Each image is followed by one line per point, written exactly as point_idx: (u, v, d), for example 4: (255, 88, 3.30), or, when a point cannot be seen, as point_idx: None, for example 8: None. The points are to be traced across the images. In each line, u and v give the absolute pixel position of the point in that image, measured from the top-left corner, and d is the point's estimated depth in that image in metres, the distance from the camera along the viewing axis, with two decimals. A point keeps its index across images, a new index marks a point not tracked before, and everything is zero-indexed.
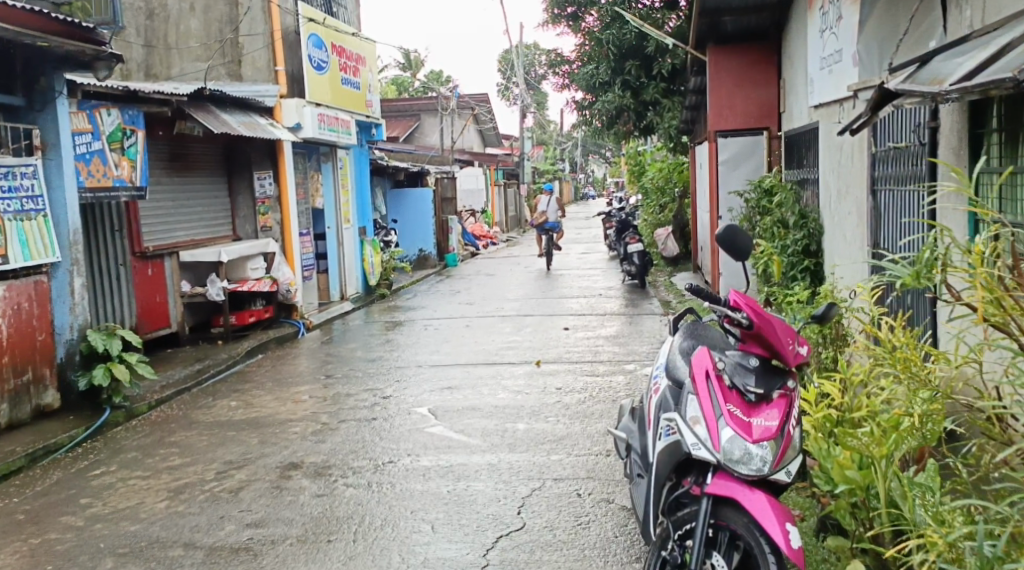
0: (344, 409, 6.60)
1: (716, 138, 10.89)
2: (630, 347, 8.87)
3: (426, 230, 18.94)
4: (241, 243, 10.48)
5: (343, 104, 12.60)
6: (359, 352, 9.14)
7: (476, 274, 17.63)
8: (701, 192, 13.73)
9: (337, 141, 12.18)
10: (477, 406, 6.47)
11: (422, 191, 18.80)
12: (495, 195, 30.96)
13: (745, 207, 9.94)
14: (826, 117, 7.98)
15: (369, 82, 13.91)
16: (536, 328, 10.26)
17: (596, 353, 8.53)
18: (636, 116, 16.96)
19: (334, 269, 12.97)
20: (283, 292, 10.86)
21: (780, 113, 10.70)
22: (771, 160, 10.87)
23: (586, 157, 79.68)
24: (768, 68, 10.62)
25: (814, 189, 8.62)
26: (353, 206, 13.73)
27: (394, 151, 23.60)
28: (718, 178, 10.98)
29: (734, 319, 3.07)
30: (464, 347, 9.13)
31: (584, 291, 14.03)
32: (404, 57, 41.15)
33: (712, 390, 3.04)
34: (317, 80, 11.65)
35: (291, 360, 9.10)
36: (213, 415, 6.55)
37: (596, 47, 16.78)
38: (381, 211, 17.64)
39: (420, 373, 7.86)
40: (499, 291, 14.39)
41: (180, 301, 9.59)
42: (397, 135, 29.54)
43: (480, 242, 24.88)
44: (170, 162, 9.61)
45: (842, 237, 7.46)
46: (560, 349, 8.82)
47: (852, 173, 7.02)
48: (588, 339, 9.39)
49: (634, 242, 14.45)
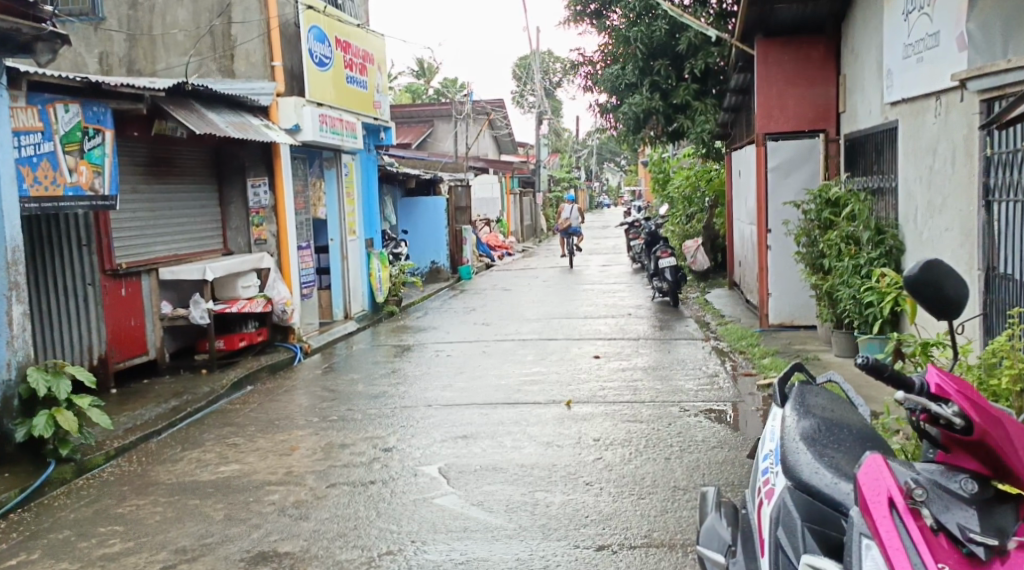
0: (337, 466, 5.42)
1: (765, 142, 9.86)
2: (675, 384, 7.67)
3: (439, 241, 17.83)
4: (231, 257, 9.30)
5: (347, 105, 11.40)
6: (360, 385, 7.96)
7: (492, 289, 16.47)
8: (741, 201, 12.60)
9: (341, 145, 11.01)
10: (498, 466, 5.30)
11: (435, 200, 17.64)
12: (511, 203, 29.86)
13: (801, 220, 8.90)
14: (909, 114, 7.05)
15: (377, 81, 12.75)
16: (561, 356, 9.08)
17: (635, 391, 7.34)
18: (664, 120, 15.83)
19: (338, 285, 11.86)
20: (278, 312, 9.70)
21: (839, 114, 9.64)
22: (827, 167, 9.78)
23: (602, 167, 78.59)
24: (824, 63, 9.67)
25: (891, 199, 7.69)
26: (359, 216, 12.55)
27: (405, 157, 22.49)
28: (768, 185, 9.90)
29: (938, 414, 2.01)
30: (480, 380, 7.95)
31: (611, 310, 12.87)
32: (418, 65, 40.23)
33: (908, 537, 1.91)
34: (319, 79, 10.47)
35: (284, 392, 7.92)
36: (177, 474, 5.38)
37: (623, 45, 15.70)
38: (391, 221, 16.50)
39: (430, 415, 6.68)
40: (517, 310, 13.22)
41: (158, 325, 8.43)
42: (410, 141, 28.41)
43: (495, 253, 23.75)
44: (148, 167, 8.47)
45: (935, 254, 6.51)
46: (594, 385, 7.62)
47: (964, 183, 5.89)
48: (622, 371, 8.21)
49: (665, 257, 13.28)
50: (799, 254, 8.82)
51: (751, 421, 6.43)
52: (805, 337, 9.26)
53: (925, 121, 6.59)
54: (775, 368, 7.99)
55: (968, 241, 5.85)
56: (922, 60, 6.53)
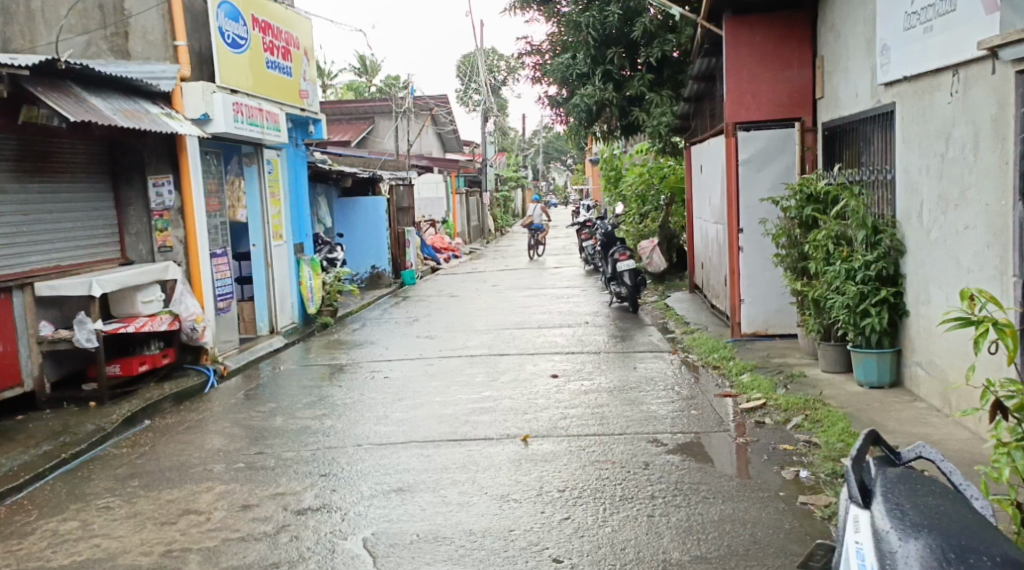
0: (234, 539, 4.24)
1: (735, 132, 8.92)
2: (647, 410, 6.63)
3: (380, 244, 16.62)
4: (129, 268, 8.02)
5: (268, 93, 10.13)
6: (278, 419, 6.74)
7: (437, 295, 15.33)
8: (705, 198, 11.70)
9: (262, 138, 9.76)
10: (441, 536, 4.17)
11: (374, 200, 16.39)
12: (457, 203, 28.68)
13: (780, 217, 7.95)
14: (914, 94, 6.14)
15: (306, 68, 11.50)
16: (514, 375, 7.98)
17: (602, 420, 6.28)
18: (618, 113, 14.82)
19: (262, 296, 10.59)
20: (186, 331, 8.42)
21: (816, 99, 8.74)
22: (803, 160, 8.86)
23: (549, 166, 77.83)
24: (800, 44, 8.72)
25: (888, 194, 6.74)
26: (286, 218, 11.25)
27: (343, 155, 21.16)
28: (738, 180, 8.95)
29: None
30: (422, 408, 6.81)
31: (566, 318, 11.82)
32: (361, 62, 38.78)
33: None
34: (233, 61, 9.19)
35: (188, 428, 6.67)
36: (19, 560, 4.14)
37: (573, 31, 14.70)
38: (326, 223, 15.21)
39: (357, 459, 5.51)
40: (464, 319, 12.09)
41: (36, 350, 7.15)
42: (351, 139, 27.03)
43: (440, 256, 22.56)
44: (19, 165, 7.18)
45: (949, 256, 5.62)
46: (554, 414, 6.52)
47: (997, 173, 4.96)
48: (584, 393, 7.16)
49: (624, 259, 12.32)
50: (778, 257, 7.85)
51: (742, 458, 5.40)
52: (784, 348, 8.31)
53: (940, 100, 5.65)
54: (758, 388, 6.97)
55: (998, 242, 4.96)
56: (937, 28, 5.59)
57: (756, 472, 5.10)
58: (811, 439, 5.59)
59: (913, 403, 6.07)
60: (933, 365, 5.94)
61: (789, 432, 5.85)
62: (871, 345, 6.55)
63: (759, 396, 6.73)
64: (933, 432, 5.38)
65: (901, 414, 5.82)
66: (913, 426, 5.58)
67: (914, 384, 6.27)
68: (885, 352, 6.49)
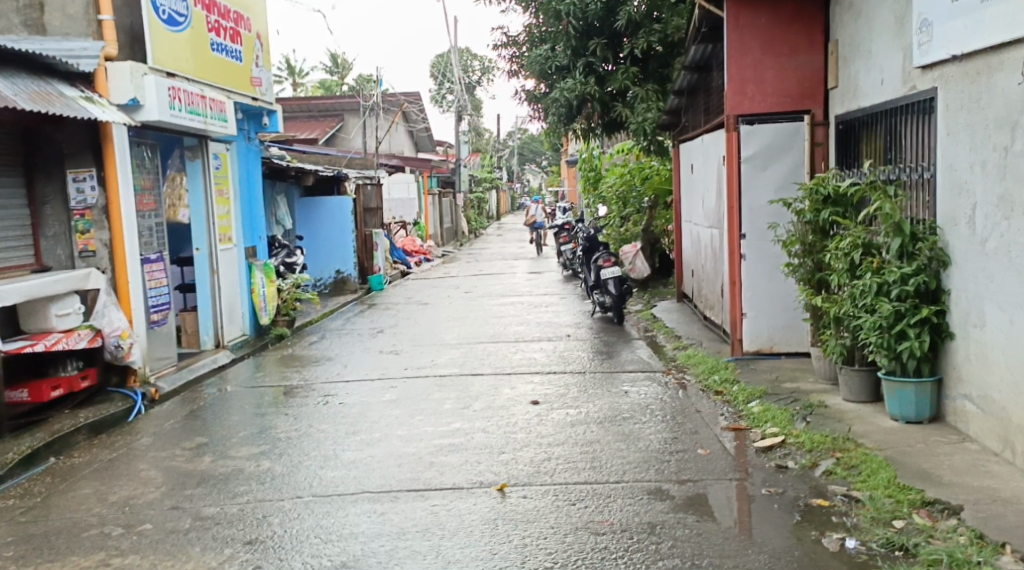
0: None
1: (737, 125, 7.94)
2: (646, 448, 5.61)
3: (345, 247, 15.51)
4: (43, 274, 6.89)
5: (213, 78, 9.02)
6: (207, 457, 5.65)
7: (407, 302, 14.25)
8: (697, 200, 10.76)
9: (205, 128, 8.63)
10: None
11: (339, 200, 15.29)
12: (429, 204, 27.56)
13: (792, 221, 6.98)
14: (963, 77, 5.22)
15: (259, 52, 10.37)
16: (489, 402, 6.95)
17: (594, 463, 5.28)
18: (600, 110, 13.84)
19: (206, 306, 9.45)
20: (110, 348, 7.28)
21: (828, 89, 7.80)
22: (814, 157, 7.88)
23: (524, 168, 76.88)
24: (811, 27, 7.77)
25: (927, 196, 5.80)
26: (236, 219, 10.12)
27: (308, 153, 19.99)
28: (741, 180, 7.96)
29: None
30: (378, 446, 5.75)
31: (546, 330, 10.81)
32: (332, 60, 37.52)
33: None
34: (170, 41, 8.09)
35: (97, 469, 5.57)
36: None
37: (552, 21, 13.73)
38: (286, 224, 14.08)
39: (293, 518, 4.45)
40: (434, 331, 11.02)
41: None
42: (319, 137, 25.79)
43: (411, 260, 21.45)
44: None
45: (1017, 271, 4.70)
46: (535, 454, 5.49)
47: None
48: (571, 426, 6.13)
49: (608, 265, 11.34)
50: (791, 267, 6.90)
51: (769, 516, 4.40)
52: (795, 370, 7.35)
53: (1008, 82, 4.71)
54: (773, 421, 5.98)
55: None
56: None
57: (790, 540, 4.10)
58: (849, 491, 4.61)
59: (963, 445, 5.11)
60: (989, 401, 4.99)
61: (819, 481, 4.87)
62: (909, 374, 5.58)
63: (776, 432, 5.74)
64: (1000, 486, 4.42)
65: (952, 459, 4.86)
66: (970, 475, 4.62)
67: (963, 420, 5.31)
68: (924, 381, 5.53)
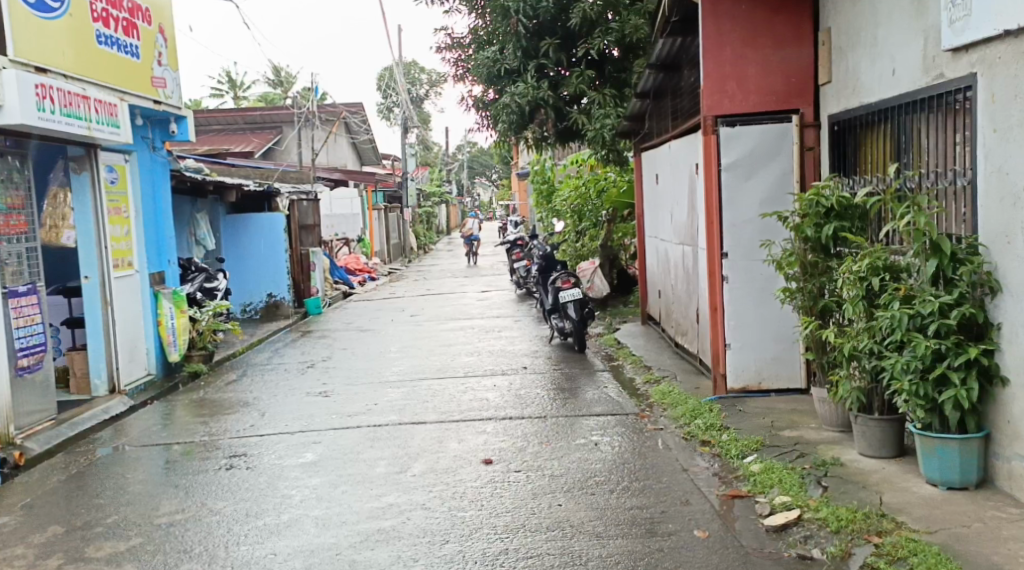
0: None
1: (715, 127, 6.86)
2: (628, 529, 4.41)
3: (278, 268, 14.12)
4: None
5: (101, 77, 7.66)
6: (55, 558, 4.31)
7: (345, 329, 12.91)
8: (664, 212, 9.70)
9: (90, 135, 7.25)
10: None
11: (270, 216, 13.91)
12: (374, 220, 26.19)
13: (788, 238, 5.88)
14: (1019, 58, 4.16)
15: (162, 49, 8.99)
16: (431, 463, 5.69)
17: (563, 558, 4.05)
18: (554, 116, 12.74)
19: (98, 345, 8.03)
20: None
21: (819, 85, 6.75)
22: (804, 163, 6.82)
23: (474, 181, 75.73)
24: (798, 14, 6.73)
25: (963, 206, 4.72)
26: (138, 241, 8.72)
27: (239, 166, 18.52)
28: (720, 190, 6.87)
29: None
30: (284, 535, 4.46)
31: (500, 361, 9.61)
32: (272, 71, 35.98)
33: None
34: (39, 30, 6.72)
35: None
36: None
37: (498, 20, 12.56)
38: (208, 244, 12.66)
39: None
40: (371, 364, 9.73)
41: None
42: (255, 149, 24.28)
43: (354, 280, 20.07)
44: None
45: None
46: (489, 545, 4.25)
47: None
48: (531, 499, 4.90)
49: (567, 287, 10.19)
50: (787, 293, 5.80)
51: None
52: (792, 414, 6.24)
53: None
54: (781, 486, 4.84)
55: None
56: None
57: None
58: None
59: None
60: None
61: None
62: (950, 429, 4.48)
63: (786, 502, 4.59)
64: None
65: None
66: None
67: None
68: (970, 438, 4.43)
